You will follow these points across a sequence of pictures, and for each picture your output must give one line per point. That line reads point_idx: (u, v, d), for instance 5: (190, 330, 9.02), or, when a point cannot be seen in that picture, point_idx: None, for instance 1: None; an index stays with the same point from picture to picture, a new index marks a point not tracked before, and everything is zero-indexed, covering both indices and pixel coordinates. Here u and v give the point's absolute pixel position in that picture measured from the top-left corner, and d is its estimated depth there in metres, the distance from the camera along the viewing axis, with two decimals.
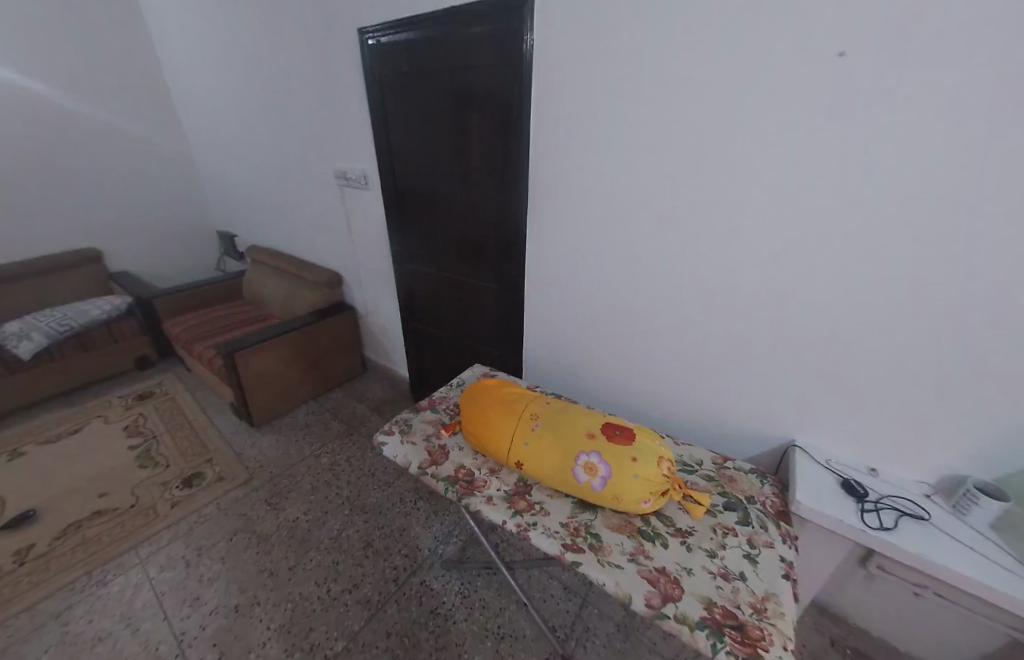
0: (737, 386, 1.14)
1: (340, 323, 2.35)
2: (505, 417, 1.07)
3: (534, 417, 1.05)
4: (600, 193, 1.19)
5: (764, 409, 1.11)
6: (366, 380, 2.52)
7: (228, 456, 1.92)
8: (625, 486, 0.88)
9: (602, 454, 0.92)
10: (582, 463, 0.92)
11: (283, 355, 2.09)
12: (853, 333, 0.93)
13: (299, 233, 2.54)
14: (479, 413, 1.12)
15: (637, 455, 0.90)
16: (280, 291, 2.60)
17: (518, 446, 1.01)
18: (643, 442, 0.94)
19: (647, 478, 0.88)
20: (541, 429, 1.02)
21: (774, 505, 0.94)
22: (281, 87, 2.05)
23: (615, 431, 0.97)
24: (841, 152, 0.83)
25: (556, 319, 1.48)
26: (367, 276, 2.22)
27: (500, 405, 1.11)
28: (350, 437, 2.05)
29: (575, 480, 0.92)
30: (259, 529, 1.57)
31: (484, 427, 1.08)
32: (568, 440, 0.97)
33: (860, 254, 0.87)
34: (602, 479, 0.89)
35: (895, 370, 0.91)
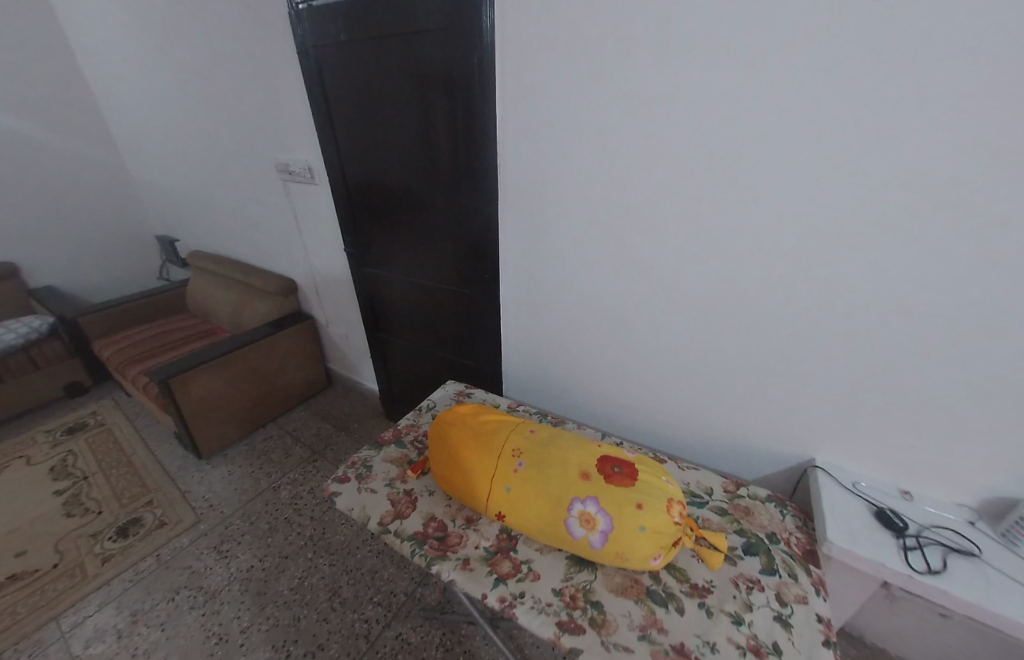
0: (746, 399, 1.00)
1: (299, 335, 2.11)
2: (482, 455, 0.90)
3: (517, 455, 0.88)
4: (582, 183, 1.01)
5: (777, 424, 0.98)
6: (333, 395, 2.30)
7: (172, 496, 1.68)
8: (630, 541, 0.72)
9: (601, 502, 0.76)
10: (576, 513, 0.76)
11: (231, 376, 1.85)
12: (884, 341, 0.79)
13: (247, 236, 2.26)
14: (450, 451, 0.93)
15: (642, 501, 0.75)
16: (230, 301, 2.33)
17: (499, 492, 0.84)
18: (648, 481, 0.79)
19: (656, 529, 0.73)
20: (525, 470, 0.85)
21: (800, 544, 0.81)
22: (208, 68, 1.76)
23: (613, 469, 0.81)
24: (880, 121, 0.66)
25: (535, 327, 1.31)
26: (324, 283, 1.98)
27: (475, 441, 0.93)
28: (314, 463, 1.85)
29: (569, 535, 0.76)
30: (206, 584, 1.35)
31: (458, 469, 0.90)
32: (558, 484, 0.80)
33: (897, 248, 0.72)
34: (602, 534, 0.74)
35: (935, 382, 0.78)
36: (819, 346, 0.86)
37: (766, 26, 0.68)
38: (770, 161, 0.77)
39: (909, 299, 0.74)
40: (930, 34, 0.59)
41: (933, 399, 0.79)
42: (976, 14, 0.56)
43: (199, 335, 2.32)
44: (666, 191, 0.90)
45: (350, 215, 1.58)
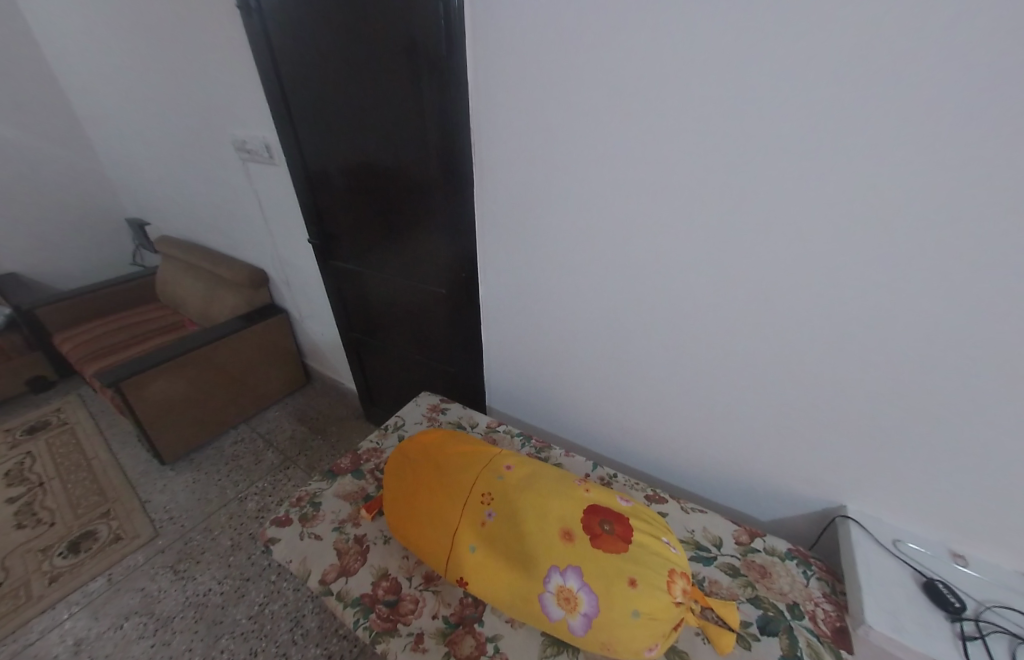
0: (762, 431, 0.85)
1: (271, 332, 1.96)
2: (445, 501, 0.75)
3: (487, 502, 0.73)
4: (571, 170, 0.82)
5: (798, 463, 0.83)
6: (311, 394, 2.16)
7: (131, 506, 1.55)
8: (619, 631, 0.57)
9: (584, 576, 0.61)
10: (554, 589, 0.61)
11: (193, 377, 1.71)
12: (943, 379, 0.63)
13: (215, 222, 2.07)
14: (410, 493, 0.79)
15: (636, 575, 0.60)
16: (200, 293, 2.16)
17: (462, 551, 0.69)
18: (644, 547, 0.64)
19: (653, 615, 0.58)
20: (494, 524, 0.70)
21: (828, 620, 0.66)
22: (155, 29, 1.54)
23: (602, 528, 0.66)
24: (979, 84, 0.47)
25: (519, 335, 1.13)
26: (295, 276, 1.81)
27: (440, 481, 0.78)
28: (286, 471, 1.72)
29: (545, 615, 0.61)
30: (158, 609, 1.22)
31: (416, 516, 0.76)
32: (533, 547, 0.65)
33: (977, 263, 0.54)
34: (584, 618, 0.59)
35: (1010, 432, 0.61)
36: (858, 378, 0.70)
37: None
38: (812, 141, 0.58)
39: (989, 327, 0.57)
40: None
41: (1003, 452, 0.62)
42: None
43: (168, 329, 2.17)
44: (673, 181, 0.71)
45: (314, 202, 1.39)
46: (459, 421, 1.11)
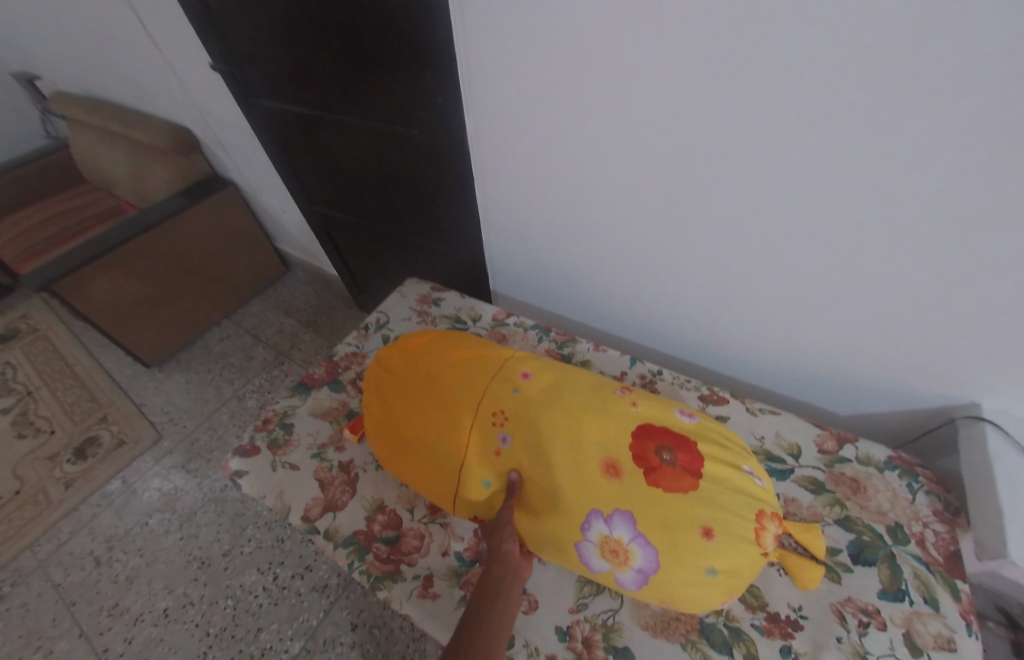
0: (891, 322, 0.58)
1: (222, 212, 1.60)
2: (443, 423, 0.56)
3: (499, 425, 0.54)
4: None
5: (932, 359, 0.59)
6: (293, 284, 1.92)
7: (127, 410, 1.48)
8: (685, 589, 0.44)
9: (638, 526, 0.44)
10: (596, 540, 0.46)
11: (142, 272, 1.44)
12: None
13: (97, 56, 1.48)
14: (398, 412, 0.60)
15: (711, 524, 0.44)
16: (126, 166, 1.73)
17: (470, 487, 0.53)
18: (719, 483, 0.47)
19: (731, 570, 0.44)
20: (512, 457, 0.52)
21: (941, 543, 0.52)
22: None
23: (660, 458, 0.47)
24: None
25: (528, 199, 0.78)
26: (226, 133, 1.37)
27: (435, 399, 0.59)
28: (280, 366, 1.61)
29: (583, 565, 0.48)
30: (178, 506, 1.21)
31: (408, 440, 0.58)
32: (565, 488, 0.48)
33: None
34: (638, 574, 0.45)
35: None
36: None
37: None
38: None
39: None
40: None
41: None
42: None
43: (106, 216, 1.82)
44: None
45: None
46: (458, 314, 0.87)
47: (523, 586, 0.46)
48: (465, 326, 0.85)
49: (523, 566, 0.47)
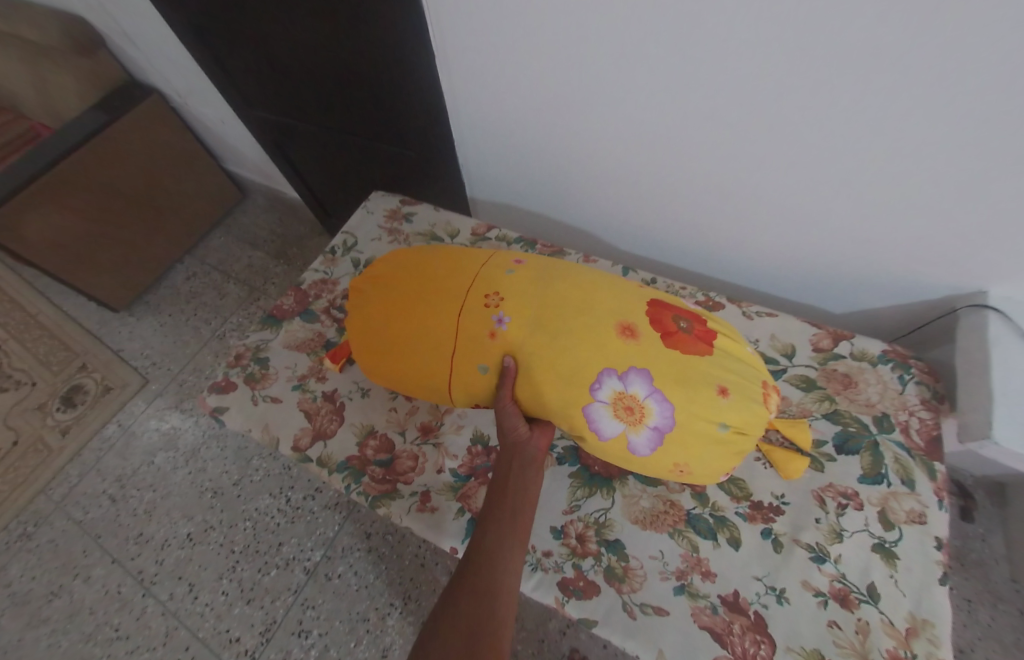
0: (913, 215, 0.51)
1: (151, 129, 1.38)
2: (435, 306, 0.52)
3: (493, 303, 0.49)
4: None
5: (951, 252, 0.54)
6: (255, 212, 1.76)
7: (106, 357, 1.43)
8: (698, 445, 0.43)
9: (655, 381, 0.42)
10: (609, 398, 0.42)
11: (77, 207, 1.28)
12: None
13: None
14: (386, 301, 0.56)
15: (726, 383, 0.44)
16: (22, 75, 1.44)
17: (464, 370, 0.49)
18: (730, 353, 0.47)
19: (741, 428, 0.44)
20: (510, 334, 0.47)
21: (924, 429, 0.54)
22: None
23: (678, 326, 0.47)
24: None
25: (500, 84, 0.64)
26: (128, 20, 1.11)
27: (423, 291, 0.54)
28: (257, 303, 1.54)
29: (593, 432, 0.44)
30: (181, 443, 1.24)
31: (397, 328, 0.54)
32: (574, 348, 0.44)
33: None
34: (652, 433, 0.43)
35: None
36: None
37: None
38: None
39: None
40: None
41: None
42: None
43: (19, 141, 1.57)
44: None
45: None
46: (433, 231, 0.79)
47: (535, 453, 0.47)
48: (443, 242, 0.78)
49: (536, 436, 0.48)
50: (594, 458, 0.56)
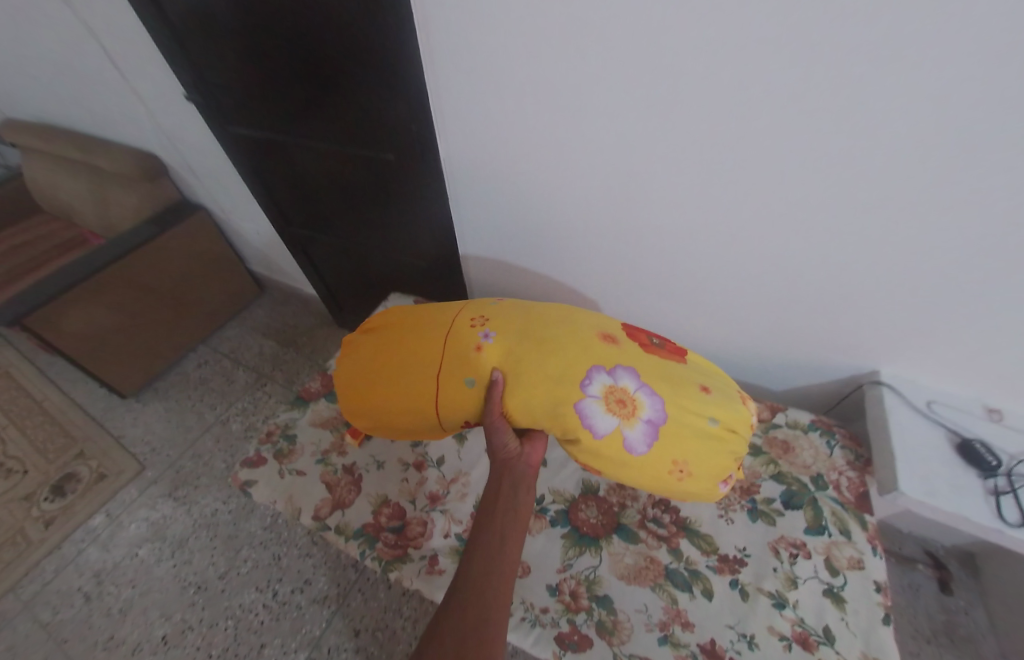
0: (803, 307, 0.71)
1: (194, 239, 1.61)
2: (439, 338, 0.63)
3: (483, 328, 0.63)
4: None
5: (840, 332, 0.71)
6: (270, 305, 1.95)
7: (106, 443, 1.46)
8: (687, 432, 0.53)
9: (641, 378, 0.55)
10: (601, 392, 0.53)
11: (115, 303, 1.44)
12: None
13: (53, 84, 1.45)
14: (394, 337, 0.67)
15: (707, 385, 0.58)
16: (88, 196, 1.70)
17: (460, 387, 0.58)
18: (699, 364, 0.62)
19: (721, 421, 0.55)
20: (495, 345, 0.60)
21: (852, 486, 0.65)
22: None
23: (651, 343, 0.63)
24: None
25: (500, 217, 0.87)
26: (198, 163, 1.40)
27: (419, 327, 0.67)
28: (263, 389, 1.63)
29: (589, 429, 0.52)
30: (169, 534, 1.21)
31: (405, 358, 0.64)
32: (564, 355, 0.56)
33: None
34: (645, 425, 0.53)
35: None
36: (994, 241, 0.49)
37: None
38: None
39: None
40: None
41: None
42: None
43: (68, 247, 1.78)
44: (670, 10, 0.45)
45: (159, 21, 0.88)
46: None
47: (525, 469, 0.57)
48: None
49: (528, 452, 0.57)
50: (582, 520, 0.65)
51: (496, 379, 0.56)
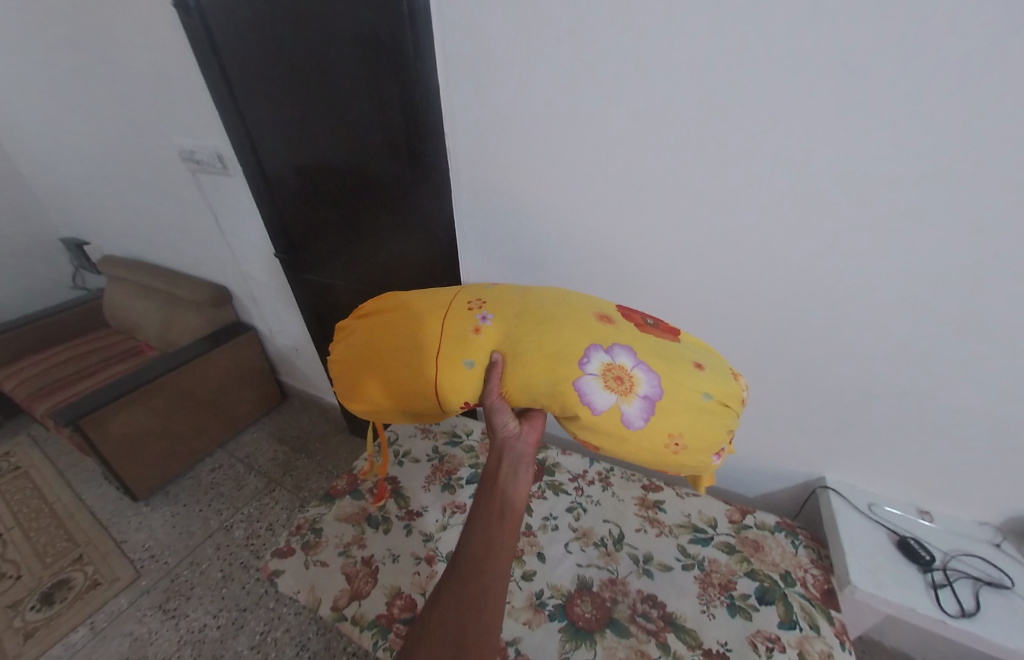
0: (747, 418, 0.90)
1: (240, 352, 1.86)
2: (435, 317, 0.61)
3: (480, 309, 0.61)
4: (542, 199, 0.84)
5: (782, 440, 0.89)
6: (289, 412, 2.10)
7: (106, 549, 1.46)
8: (683, 410, 0.52)
9: (638, 355, 0.54)
10: (599, 370, 0.53)
11: (159, 406, 1.60)
12: (892, 366, 0.70)
13: (161, 235, 1.87)
14: (384, 321, 0.63)
15: (701, 361, 0.57)
16: (157, 315, 2.01)
17: (458, 370, 0.57)
18: (691, 342, 0.62)
19: (716, 398, 0.55)
20: (492, 327, 0.59)
21: (817, 583, 0.73)
22: (66, 32, 1.35)
23: (647, 321, 0.61)
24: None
25: None
26: (262, 293, 1.72)
27: (416, 305, 0.64)
28: (272, 494, 1.68)
29: (588, 405, 0.52)
30: (151, 652, 1.16)
31: (397, 339, 0.61)
32: (562, 335, 0.55)
33: (910, 270, 0.61)
34: (644, 401, 0.52)
35: (952, 410, 0.69)
36: (857, 358, 0.73)
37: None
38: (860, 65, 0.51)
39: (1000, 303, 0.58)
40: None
41: (947, 424, 0.70)
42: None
43: (124, 357, 2.03)
44: (613, 235, 0.81)
45: (260, 178, 1.24)
46: (454, 429, 1.11)
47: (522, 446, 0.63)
48: (461, 439, 1.08)
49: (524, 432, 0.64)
50: (578, 615, 0.71)
51: (496, 361, 0.56)
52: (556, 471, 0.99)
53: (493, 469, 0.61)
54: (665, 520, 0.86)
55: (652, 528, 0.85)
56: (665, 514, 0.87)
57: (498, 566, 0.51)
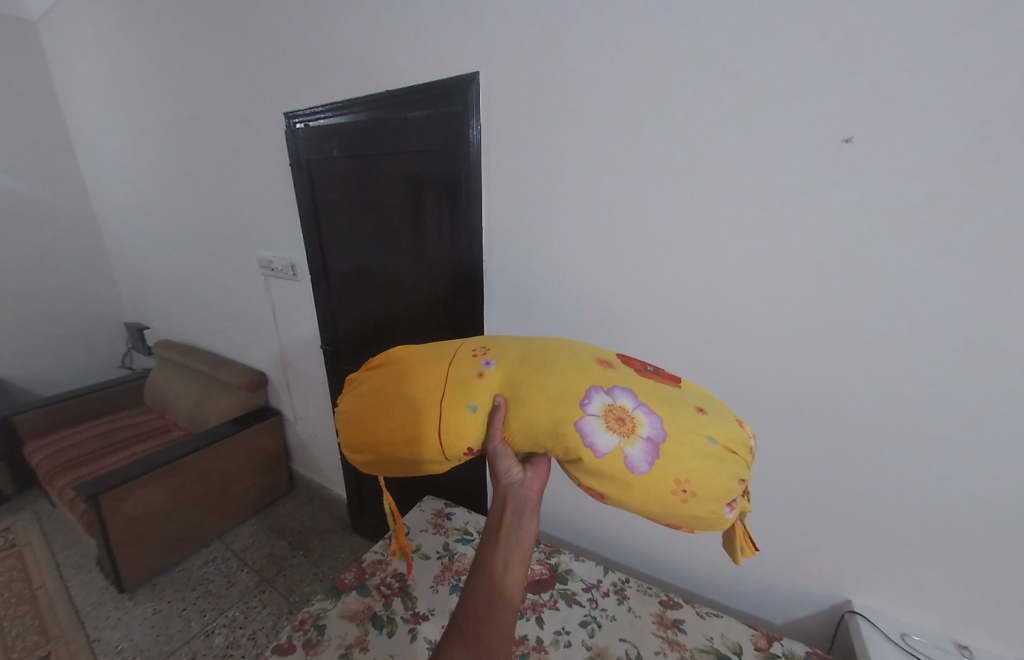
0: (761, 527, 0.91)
1: (263, 436, 1.93)
2: (443, 366, 0.70)
3: (484, 356, 0.70)
4: (561, 313, 1.02)
5: (798, 554, 0.88)
6: (294, 504, 2.06)
7: (76, 648, 1.36)
8: (687, 452, 0.56)
9: (639, 398, 0.60)
10: (600, 410, 0.59)
11: (176, 487, 1.63)
12: (882, 478, 0.76)
13: (219, 324, 2.11)
14: (401, 371, 0.72)
15: (704, 407, 0.62)
16: (193, 396, 2.14)
17: (464, 414, 0.65)
18: (694, 389, 0.67)
19: (721, 444, 0.58)
20: (493, 371, 0.68)
21: None
22: (199, 175, 1.77)
23: (647, 369, 0.68)
24: (909, 210, 0.63)
25: None
26: (297, 379, 1.87)
27: (432, 356, 0.74)
28: (261, 596, 1.57)
29: (590, 447, 0.57)
30: None
31: (410, 387, 0.69)
32: (566, 381, 0.63)
33: (873, 388, 0.73)
34: (647, 444, 0.56)
35: (951, 526, 0.72)
36: (851, 468, 0.79)
37: (783, 118, 0.68)
38: (797, 235, 0.72)
39: (962, 421, 0.68)
40: (948, 131, 0.59)
41: (954, 541, 0.73)
42: (993, 110, 0.56)
43: (151, 435, 2.11)
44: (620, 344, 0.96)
45: (321, 278, 1.49)
46: (466, 527, 1.11)
47: (525, 491, 0.64)
48: (472, 537, 1.07)
49: (526, 478, 0.65)
50: None
51: (499, 404, 0.64)
52: (569, 579, 0.96)
53: (498, 517, 0.62)
54: (685, 643, 0.81)
55: (672, 652, 0.79)
56: (686, 636, 0.82)
57: (502, 625, 0.53)
